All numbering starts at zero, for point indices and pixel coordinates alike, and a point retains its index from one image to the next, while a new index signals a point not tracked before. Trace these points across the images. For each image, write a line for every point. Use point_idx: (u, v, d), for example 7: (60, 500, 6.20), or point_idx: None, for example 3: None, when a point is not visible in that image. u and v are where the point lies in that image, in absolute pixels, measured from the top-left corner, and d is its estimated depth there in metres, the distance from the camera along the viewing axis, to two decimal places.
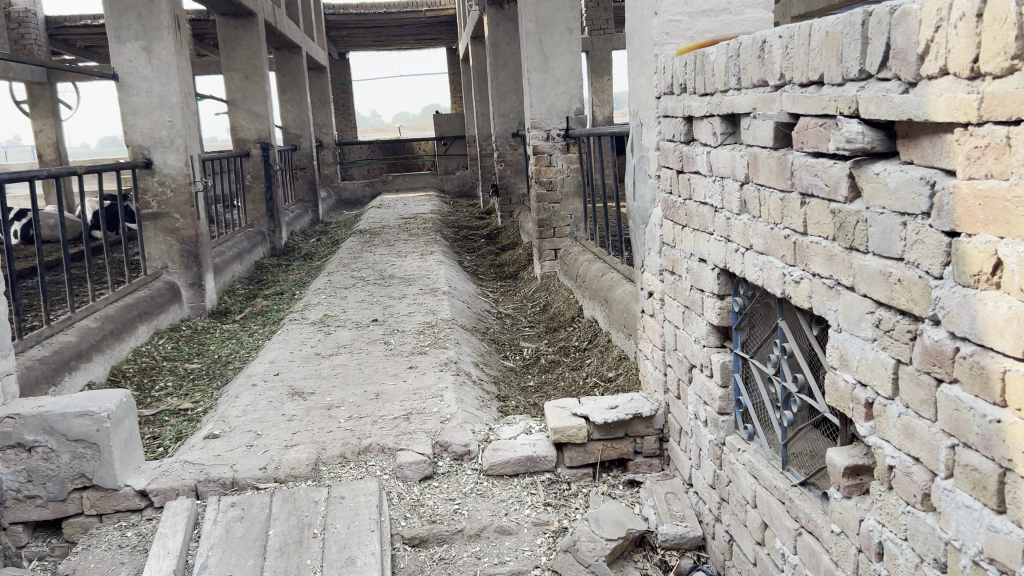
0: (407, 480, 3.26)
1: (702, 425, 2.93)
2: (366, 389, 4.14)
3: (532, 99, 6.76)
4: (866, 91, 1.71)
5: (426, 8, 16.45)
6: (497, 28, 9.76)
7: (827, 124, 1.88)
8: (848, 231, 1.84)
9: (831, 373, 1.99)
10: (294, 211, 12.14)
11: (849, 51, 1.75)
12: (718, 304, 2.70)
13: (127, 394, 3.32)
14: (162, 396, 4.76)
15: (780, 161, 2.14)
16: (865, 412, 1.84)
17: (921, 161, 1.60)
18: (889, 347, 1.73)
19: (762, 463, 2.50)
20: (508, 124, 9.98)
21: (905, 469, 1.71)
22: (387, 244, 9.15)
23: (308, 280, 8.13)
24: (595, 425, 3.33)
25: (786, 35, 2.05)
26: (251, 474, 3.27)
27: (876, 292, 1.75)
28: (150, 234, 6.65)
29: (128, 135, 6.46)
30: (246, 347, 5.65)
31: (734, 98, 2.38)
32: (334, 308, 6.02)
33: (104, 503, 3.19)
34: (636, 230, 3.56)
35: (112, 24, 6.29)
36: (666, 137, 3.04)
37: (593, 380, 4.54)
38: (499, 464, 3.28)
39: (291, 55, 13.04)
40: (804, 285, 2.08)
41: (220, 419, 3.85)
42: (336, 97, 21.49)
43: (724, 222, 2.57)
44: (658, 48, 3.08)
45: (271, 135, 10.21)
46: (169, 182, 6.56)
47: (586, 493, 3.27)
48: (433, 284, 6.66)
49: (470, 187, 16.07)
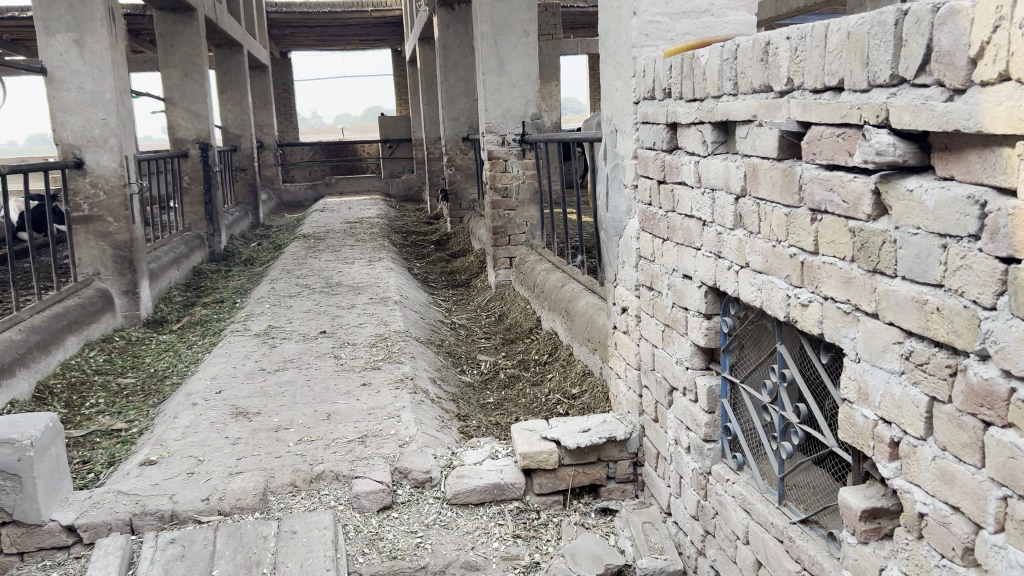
0: (364, 512, 3.01)
1: (685, 452, 2.75)
2: (316, 408, 3.87)
3: (487, 102, 6.56)
4: (899, 98, 1.54)
5: (371, 9, 16.13)
6: (447, 30, 9.50)
7: (847, 134, 1.71)
8: (871, 252, 1.67)
9: (846, 407, 1.82)
10: (234, 214, 11.72)
11: (877, 54, 1.59)
12: (705, 324, 2.52)
13: (54, 419, 3.01)
14: (92, 416, 4.42)
15: (786, 173, 1.97)
16: (889, 452, 1.67)
17: (966, 178, 1.43)
18: (921, 382, 1.56)
19: (756, 496, 2.32)
20: (458, 127, 9.76)
21: (940, 517, 1.53)
22: (333, 250, 8.83)
23: (249, 288, 7.76)
24: (567, 450, 3.13)
25: (796, 36, 1.88)
26: (192, 505, 2.98)
27: (906, 321, 1.58)
28: (81, 238, 6.25)
29: (58, 133, 6.07)
30: (185, 360, 5.31)
31: (730, 104, 2.21)
32: (279, 319, 5.72)
33: (26, 540, 2.88)
34: (608, 241, 3.37)
35: (41, 15, 5.89)
36: (645, 145, 2.86)
37: (557, 396, 4.33)
38: (464, 492, 3.06)
39: (231, 52, 12.58)
40: (814, 308, 1.91)
41: (156, 442, 3.54)
42: (278, 96, 20.95)
43: (715, 237, 2.38)
44: (636, 50, 2.89)
45: (211, 135, 9.79)
46: (102, 184, 6.17)
47: (557, 522, 3.07)
48: (383, 293, 6.40)
49: (416, 191, 15.77)
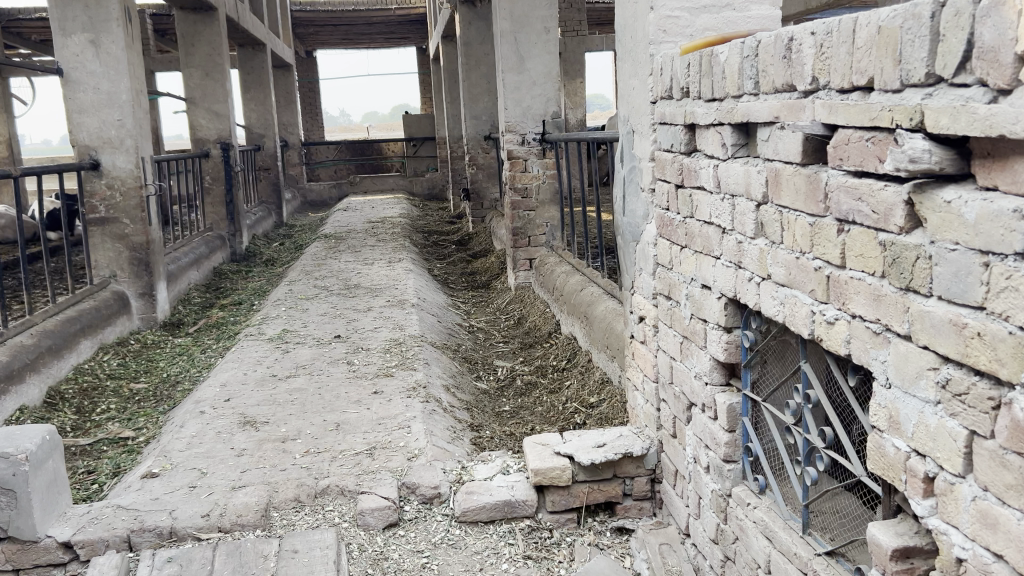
0: (370, 529, 2.89)
1: (704, 472, 2.60)
2: (325, 418, 3.76)
3: (507, 101, 6.43)
4: (935, 99, 1.39)
5: (395, 6, 16.04)
6: (469, 28, 9.39)
7: (877, 139, 1.56)
8: (903, 268, 1.52)
9: (875, 436, 1.67)
10: (257, 214, 11.67)
11: (911, 50, 1.43)
12: (725, 337, 2.38)
13: (51, 431, 2.93)
14: (102, 423, 4.34)
15: (810, 180, 1.82)
16: (923, 488, 1.52)
17: (1011, 188, 1.28)
18: (959, 414, 1.41)
19: (778, 523, 2.17)
20: (479, 126, 9.64)
21: (980, 564, 1.38)
22: (354, 250, 8.73)
23: (268, 289, 7.70)
24: (581, 466, 3.00)
25: (821, 31, 1.73)
26: (192, 522, 2.88)
27: (942, 346, 1.43)
28: (98, 240, 6.18)
29: (74, 134, 6.01)
30: (198, 365, 5.23)
31: (751, 105, 2.06)
32: (294, 323, 5.62)
33: (22, 557, 2.79)
34: (625, 246, 3.23)
35: (57, 15, 5.83)
36: (663, 147, 2.72)
37: (573, 405, 4.19)
38: (474, 510, 2.93)
39: (255, 51, 12.53)
40: (841, 326, 1.76)
41: (161, 453, 3.45)
42: (303, 96, 20.95)
43: (735, 246, 2.24)
44: (654, 47, 2.75)
45: (233, 134, 9.71)
46: (119, 185, 6.11)
47: (571, 542, 2.94)
48: (400, 295, 6.29)
49: (439, 190, 15.65)
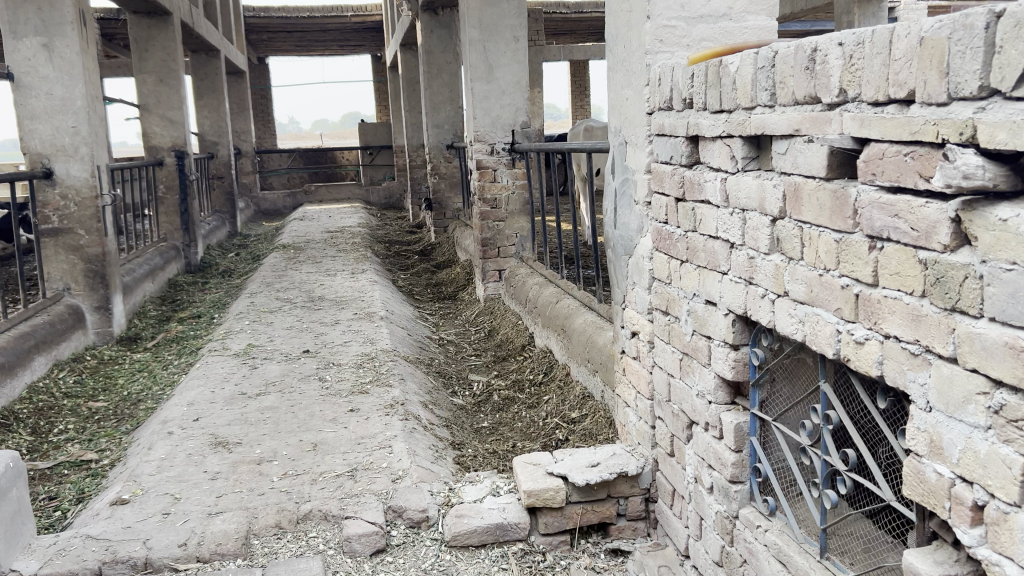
0: (356, 556, 2.76)
1: (707, 492, 2.53)
2: (302, 438, 3.62)
3: (475, 110, 6.34)
4: (989, 113, 1.33)
5: (351, 13, 15.86)
6: (430, 35, 9.29)
7: (918, 154, 1.51)
8: (948, 287, 1.47)
9: (912, 461, 1.61)
10: (211, 224, 11.38)
11: (960, 63, 1.38)
12: (732, 355, 2.32)
13: (16, 458, 2.77)
14: (60, 444, 4.14)
15: (836, 196, 1.77)
16: (970, 517, 1.46)
17: None
18: (1015, 441, 1.34)
19: (793, 547, 2.11)
20: (442, 134, 9.48)
21: None
22: (314, 261, 8.54)
23: (228, 301, 7.48)
24: (574, 486, 2.91)
25: (850, 42, 1.68)
26: (168, 552, 2.72)
27: (996, 369, 1.37)
28: (50, 252, 5.93)
29: (25, 141, 5.76)
30: (160, 382, 5.03)
31: (766, 117, 2.00)
32: (259, 337, 5.44)
33: None
34: (616, 258, 3.15)
35: (8, 17, 5.59)
36: (661, 159, 2.66)
37: (555, 421, 4.10)
38: (465, 534, 2.83)
39: (208, 57, 12.25)
40: (872, 347, 1.70)
41: (128, 478, 3.27)
42: (255, 102, 20.63)
43: (745, 261, 2.17)
44: (650, 56, 2.69)
45: (187, 142, 9.45)
46: (73, 195, 5.87)
47: (566, 566, 2.85)
48: (366, 308, 6.15)
49: (397, 199, 15.48)
